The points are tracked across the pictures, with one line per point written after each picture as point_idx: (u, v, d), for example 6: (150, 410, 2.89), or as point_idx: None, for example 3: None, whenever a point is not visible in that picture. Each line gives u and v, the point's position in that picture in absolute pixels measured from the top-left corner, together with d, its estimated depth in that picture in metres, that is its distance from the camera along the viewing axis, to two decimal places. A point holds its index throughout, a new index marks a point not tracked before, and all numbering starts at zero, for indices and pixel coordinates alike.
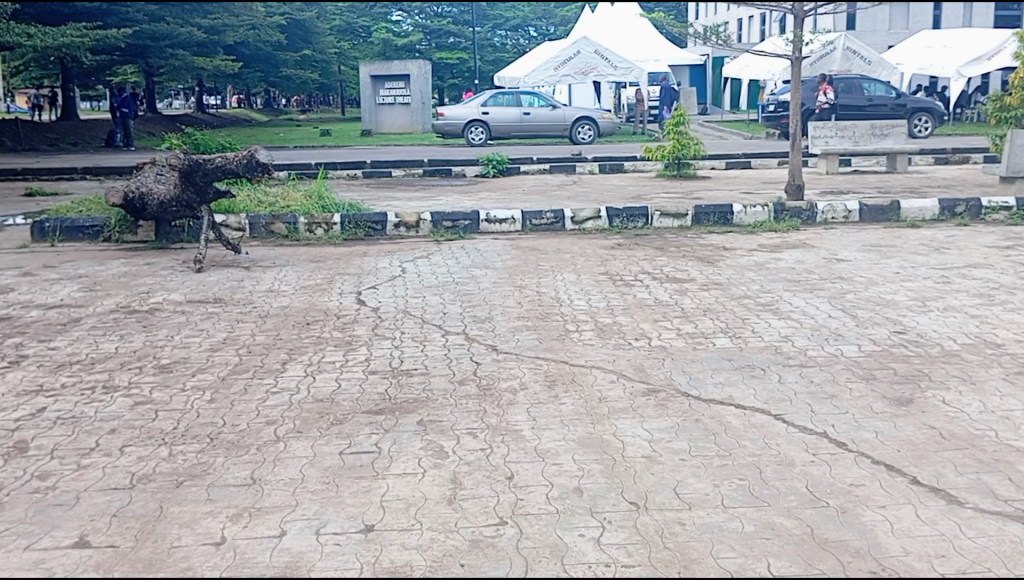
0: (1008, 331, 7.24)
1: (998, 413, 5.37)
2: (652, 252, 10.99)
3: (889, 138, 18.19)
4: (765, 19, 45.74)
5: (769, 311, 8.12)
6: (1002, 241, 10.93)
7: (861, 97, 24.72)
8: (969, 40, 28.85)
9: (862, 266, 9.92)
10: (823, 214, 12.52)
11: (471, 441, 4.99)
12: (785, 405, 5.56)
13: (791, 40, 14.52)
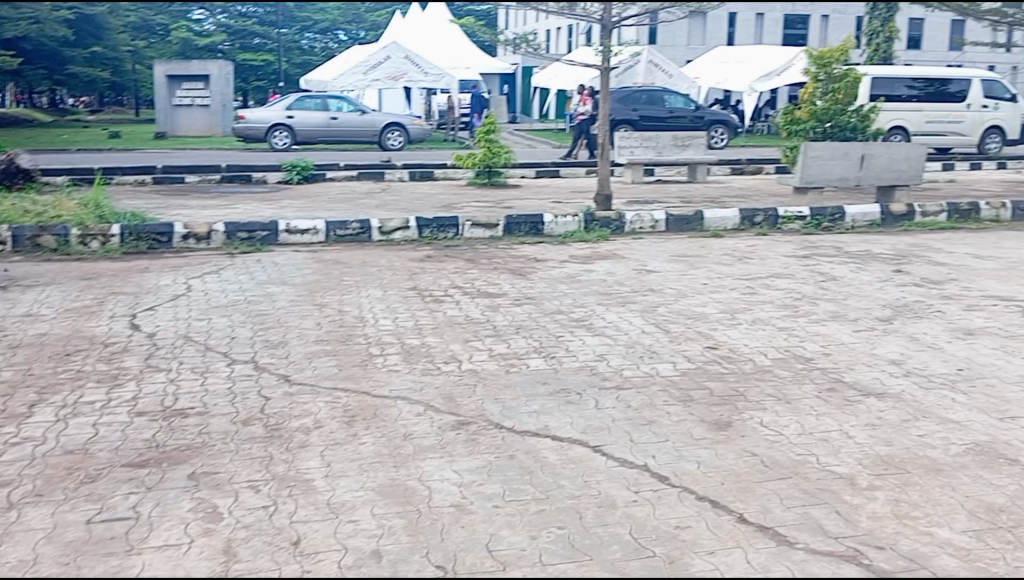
0: (816, 343, 7.26)
1: (816, 435, 5.44)
2: (462, 264, 10.57)
3: (690, 149, 18.74)
4: (573, 30, 46.77)
5: (583, 327, 7.84)
6: (799, 250, 11.27)
7: (663, 109, 25.40)
8: (759, 58, 30.43)
9: (672, 277, 9.90)
10: (630, 223, 12.53)
11: (252, 498, 4.36)
12: (603, 434, 5.42)
13: (600, 51, 14.50)
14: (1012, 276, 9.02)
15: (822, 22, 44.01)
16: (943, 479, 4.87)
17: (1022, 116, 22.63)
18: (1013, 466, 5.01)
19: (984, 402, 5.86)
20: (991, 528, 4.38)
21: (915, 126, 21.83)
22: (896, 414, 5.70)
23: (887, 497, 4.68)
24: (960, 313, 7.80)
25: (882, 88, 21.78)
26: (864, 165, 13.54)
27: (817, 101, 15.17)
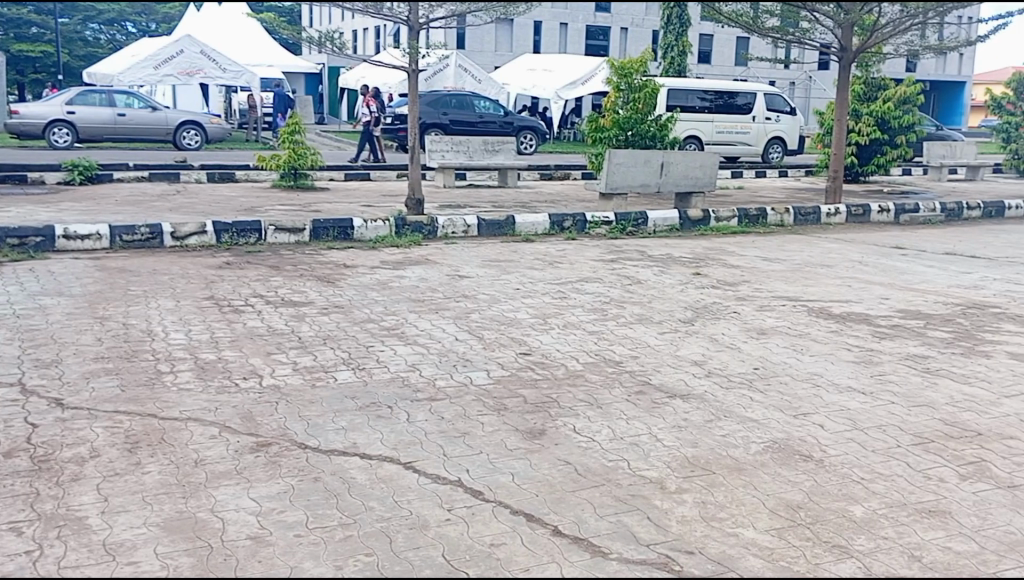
0: (625, 346, 7.29)
1: (627, 440, 5.39)
2: (266, 271, 9.98)
3: (500, 154, 18.83)
4: (380, 32, 46.25)
5: (394, 337, 7.52)
6: (605, 254, 11.44)
7: (472, 114, 25.40)
8: (565, 66, 31.16)
9: (483, 282, 9.77)
10: (442, 228, 12.34)
11: (11, 542, 3.80)
12: (414, 449, 5.15)
13: (406, 53, 14.22)
14: (800, 276, 9.47)
15: (621, 35, 46.01)
16: (746, 478, 4.78)
17: (799, 128, 24.38)
18: (808, 462, 4.86)
19: (779, 401, 5.76)
20: (790, 525, 4.25)
21: (708, 136, 22.98)
22: (701, 415, 5.68)
23: (694, 500, 4.60)
24: (753, 313, 7.96)
25: (677, 99, 22.79)
26: (664, 172, 14.00)
27: (619, 109, 15.59)
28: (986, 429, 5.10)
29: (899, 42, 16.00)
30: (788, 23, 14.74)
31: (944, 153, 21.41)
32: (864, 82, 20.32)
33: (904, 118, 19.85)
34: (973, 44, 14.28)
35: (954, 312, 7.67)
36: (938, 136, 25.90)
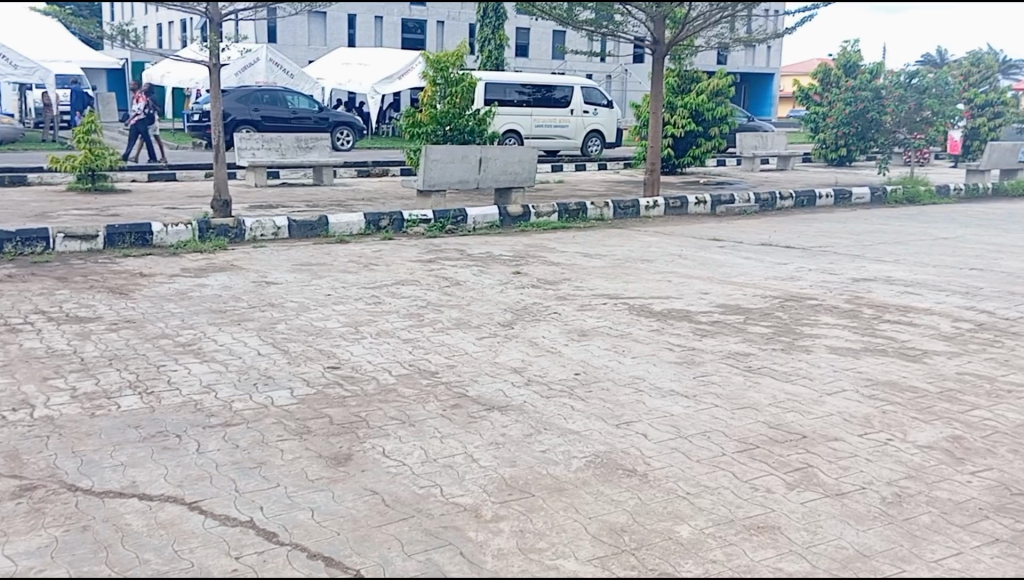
0: (441, 355, 6.64)
1: (440, 462, 4.71)
2: (50, 283, 8.84)
3: (314, 151, 17.92)
4: (185, 26, 43.83)
5: (190, 353, 6.67)
6: (423, 254, 10.88)
7: (286, 109, 24.23)
8: (381, 59, 30.42)
9: (293, 288, 9.00)
10: (250, 231, 11.44)
11: None
12: (204, 485, 4.48)
13: (206, 46, 13.07)
14: (621, 273, 9.25)
15: (438, 28, 45.39)
16: (567, 500, 4.22)
17: (617, 120, 24.66)
18: (631, 478, 4.40)
19: (601, 409, 5.34)
20: (614, 553, 3.76)
21: (527, 129, 22.93)
22: (520, 429, 5.08)
23: (512, 529, 4.00)
24: (574, 313, 7.62)
25: (496, 93, 22.87)
26: (482, 168, 13.61)
27: (436, 104, 15.09)
28: (811, 432, 4.89)
29: (710, 35, 16.29)
30: (601, 17, 14.56)
31: (756, 144, 22.26)
32: (678, 74, 20.73)
33: (716, 110, 20.34)
34: (779, 36, 14.65)
35: (773, 306, 7.61)
36: (749, 128, 26.94)
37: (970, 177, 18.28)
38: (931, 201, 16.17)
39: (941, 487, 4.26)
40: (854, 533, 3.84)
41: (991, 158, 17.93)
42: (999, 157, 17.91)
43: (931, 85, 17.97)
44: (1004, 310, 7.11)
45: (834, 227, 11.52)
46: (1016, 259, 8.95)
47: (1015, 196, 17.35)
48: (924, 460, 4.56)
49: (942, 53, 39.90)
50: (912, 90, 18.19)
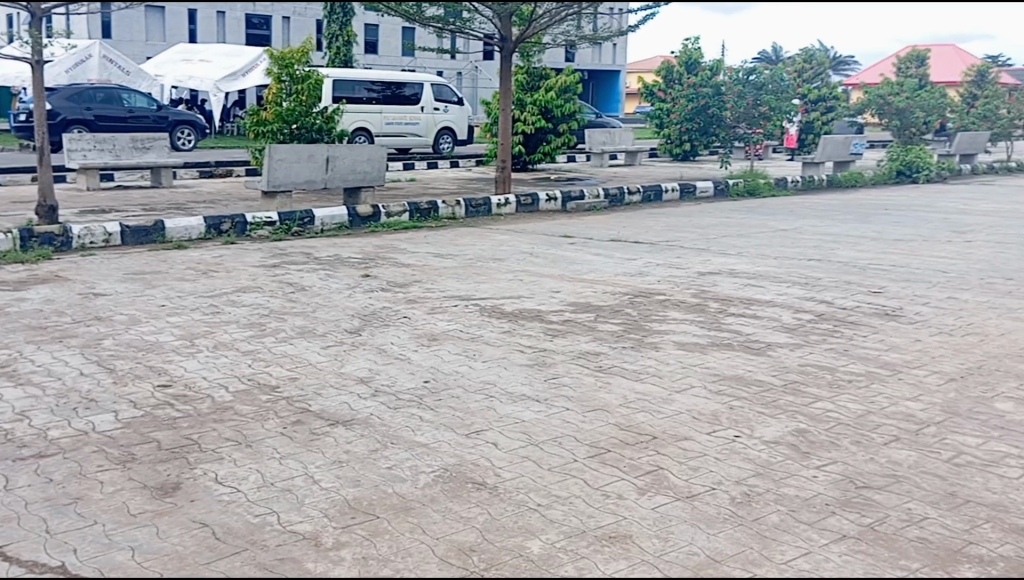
0: (283, 367, 6.10)
1: (278, 486, 4.25)
2: None
3: (152, 152, 16.90)
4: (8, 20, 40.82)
5: (3, 377, 5.97)
6: (267, 258, 10.36)
7: (122, 108, 22.86)
8: (223, 55, 29.16)
9: (123, 300, 8.32)
10: (78, 239, 10.58)
11: None
12: (9, 528, 3.87)
13: (26, 41, 11.97)
14: (472, 273, 9.07)
15: (284, 24, 43.99)
16: (413, 520, 3.92)
17: (468, 117, 24.54)
18: (480, 492, 4.18)
19: (450, 418, 5.09)
20: (464, 575, 3.49)
21: (377, 127, 22.49)
22: (364, 444, 4.73)
23: (353, 556, 3.64)
24: (423, 316, 7.37)
25: (343, 90, 22.15)
26: (330, 167, 13.16)
27: (282, 101, 14.45)
28: (660, 432, 4.86)
29: (557, 32, 16.36)
30: (448, 12, 14.38)
31: (604, 139, 22.59)
32: (526, 71, 20.75)
33: (565, 107, 20.53)
34: (623, 33, 14.85)
35: (623, 302, 7.61)
36: (598, 124, 27.34)
37: (805, 170, 19.11)
38: (770, 192, 16.81)
39: (788, 483, 4.29)
40: (705, 537, 3.78)
41: (825, 151, 18.84)
42: (832, 150, 18.86)
43: (769, 82, 18.82)
44: (841, 300, 7.34)
45: (680, 222, 11.70)
46: (849, 248, 9.31)
47: (847, 187, 18.24)
48: (772, 456, 4.60)
49: (776, 50, 41.74)
50: (750, 85, 18.99)
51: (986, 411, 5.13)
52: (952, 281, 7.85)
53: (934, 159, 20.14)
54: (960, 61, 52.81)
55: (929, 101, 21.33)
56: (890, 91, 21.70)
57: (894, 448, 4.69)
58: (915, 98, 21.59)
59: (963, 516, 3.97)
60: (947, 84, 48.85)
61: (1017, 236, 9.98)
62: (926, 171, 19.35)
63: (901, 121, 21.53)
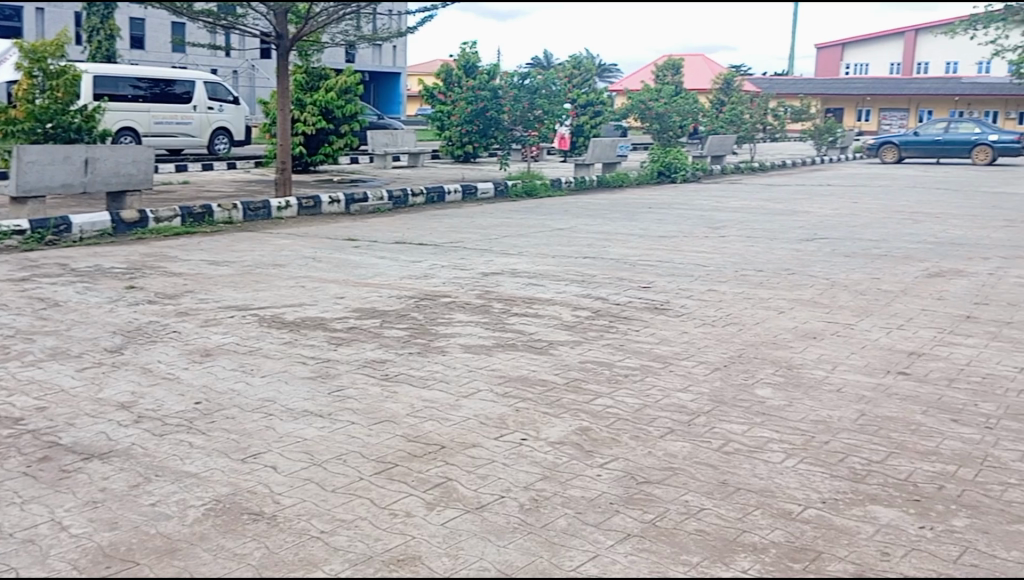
0: (30, 396, 5.46)
1: (19, 537, 3.76)
2: None
3: None
4: None
5: None
6: (15, 271, 9.35)
7: None
8: None
9: None
10: None
11: None
12: None
13: None
14: (249, 280, 8.61)
15: (35, 15, 40.44)
16: (179, 563, 3.57)
17: (244, 117, 23.48)
18: (257, 524, 3.89)
19: (223, 443, 4.73)
20: None
21: (144, 127, 21.02)
22: (123, 479, 4.29)
23: None
24: (195, 330, 6.87)
25: (105, 86, 20.43)
26: (88, 170, 12.06)
27: (34, 99, 13.13)
28: (448, 440, 4.86)
29: (335, 31, 15.94)
30: (221, 7, 13.54)
31: (387, 141, 22.42)
32: (306, 71, 20.18)
33: (346, 108, 20.15)
34: (403, 35, 14.69)
35: (408, 306, 7.46)
36: (380, 125, 27.02)
37: (576, 171, 19.69)
38: (547, 193, 17.21)
39: (573, 485, 4.39)
40: (495, 551, 3.72)
41: (593, 153, 19.52)
42: (600, 152, 19.58)
43: (541, 86, 19.23)
44: (615, 295, 7.47)
45: (464, 222, 11.73)
46: (619, 245, 9.56)
47: (614, 186, 19.04)
48: (557, 457, 4.69)
49: (549, 56, 43.15)
50: (525, 90, 19.35)
51: (748, 398, 5.33)
52: (711, 274, 8.14)
53: (689, 160, 21.44)
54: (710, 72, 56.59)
55: (684, 106, 22.67)
56: (650, 97, 22.88)
57: (670, 440, 4.83)
58: (672, 103, 22.86)
59: (735, 504, 4.13)
60: (699, 91, 52.69)
61: (763, 230, 10.64)
62: (683, 172, 20.55)
63: (660, 124, 22.83)
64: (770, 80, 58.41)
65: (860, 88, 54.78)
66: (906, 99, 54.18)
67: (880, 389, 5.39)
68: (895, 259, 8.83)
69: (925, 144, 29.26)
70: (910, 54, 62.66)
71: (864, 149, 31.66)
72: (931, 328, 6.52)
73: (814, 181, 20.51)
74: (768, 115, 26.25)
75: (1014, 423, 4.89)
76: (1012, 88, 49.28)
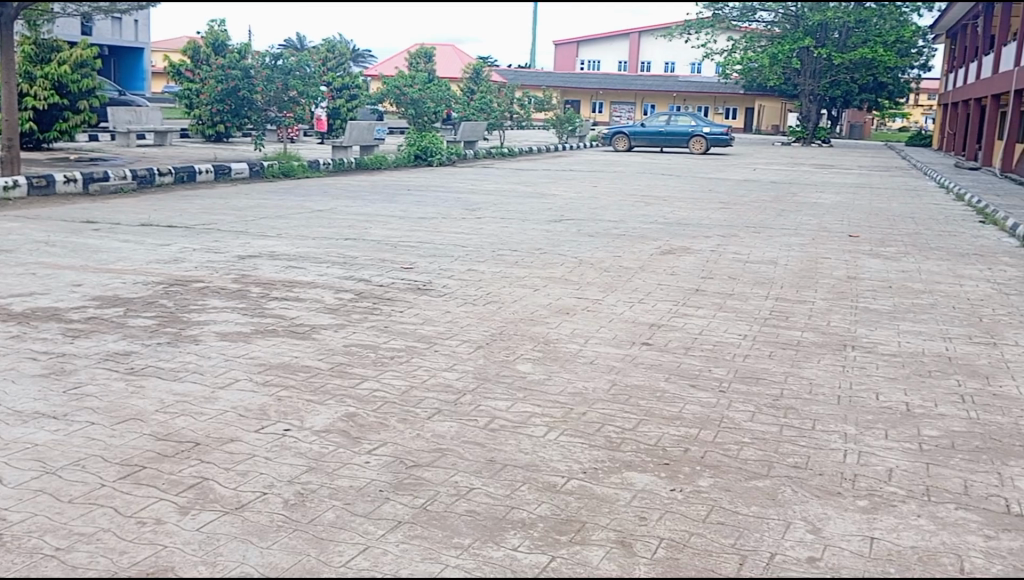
0: None
1: None
2: None
3: None
4: None
5: None
6: None
7: None
8: None
9: None
10: None
11: None
12: None
13: None
14: None
15: None
16: None
17: None
18: None
19: None
20: None
21: None
22: None
23: None
24: None
25: None
26: None
27: None
28: (205, 436, 4.50)
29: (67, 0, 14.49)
30: None
31: (130, 118, 20.81)
32: (34, 42, 18.21)
33: (82, 83, 18.48)
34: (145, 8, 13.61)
35: (156, 293, 6.88)
36: (122, 101, 25.03)
37: (334, 153, 19.15)
38: (305, 174, 16.56)
39: (340, 475, 4.20)
40: (259, 552, 3.48)
41: (352, 135, 19.01)
42: (358, 135, 19.07)
43: (295, 67, 18.18)
44: (378, 277, 7.24)
45: (218, 204, 11.06)
46: (381, 227, 9.29)
47: (373, 169, 18.67)
48: (322, 447, 4.48)
49: (300, 37, 42.35)
50: (278, 70, 18.16)
51: (511, 373, 5.27)
52: (469, 255, 7.98)
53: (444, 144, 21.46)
54: (459, 62, 57.36)
55: (438, 91, 22.42)
56: (405, 82, 22.58)
57: (437, 421, 4.74)
58: (426, 89, 22.61)
59: (503, 481, 4.11)
60: (451, 80, 52.98)
61: (517, 212, 10.68)
62: (439, 156, 20.57)
63: (415, 109, 22.57)
64: (515, 71, 59.83)
65: (592, 82, 57.42)
66: (632, 93, 57.87)
67: (628, 358, 5.41)
68: (632, 238, 8.97)
69: (650, 134, 31.23)
70: (635, 52, 66.83)
71: (598, 138, 33.41)
72: (667, 301, 6.59)
73: (558, 166, 21.23)
74: (516, 103, 26.83)
75: (744, 385, 4.96)
76: (721, 89, 55.52)
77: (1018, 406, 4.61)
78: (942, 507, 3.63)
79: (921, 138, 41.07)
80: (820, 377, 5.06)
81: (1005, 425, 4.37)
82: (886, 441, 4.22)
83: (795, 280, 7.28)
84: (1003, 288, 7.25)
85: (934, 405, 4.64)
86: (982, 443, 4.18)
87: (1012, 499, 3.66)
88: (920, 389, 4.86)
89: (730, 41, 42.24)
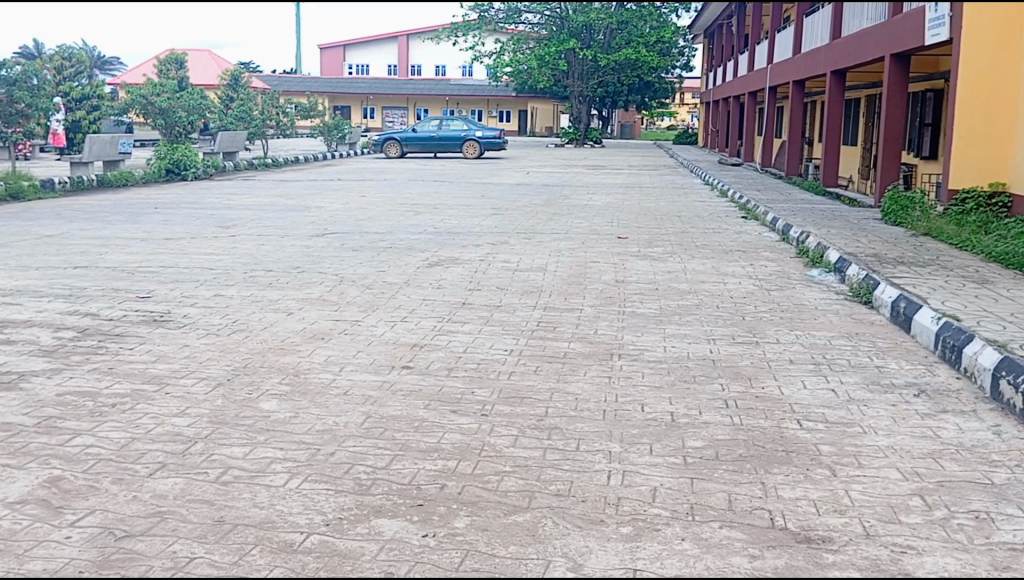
0: None
1: None
2: None
3: None
4: None
5: None
6: None
7: None
8: None
9: None
10: None
11: None
12: None
13: None
14: None
15: None
16: None
17: None
18: None
19: None
20: None
21: None
22: None
23: None
24: None
25: None
26: None
27: None
28: None
29: None
30: None
31: None
32: None
33: None
34: None
35: None
36: None
37: (75, 171, 17.22)
38: (37, 196, 14.93)
39: (33, 557, 3.43)
40: None
41: (91, 150, 17.31)
42: (99, 149, 17.43)
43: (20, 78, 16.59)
44: (108, 311, 6.36)
45: None
46: (119, 251, 8.31)
47: (118, 187, 17.22)
48: (13, 523, 3.68)
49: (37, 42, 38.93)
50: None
51: (252, 414, 4.64)
52: (218, 279, 7.24)
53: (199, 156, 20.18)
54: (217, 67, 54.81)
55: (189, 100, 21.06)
56: (150, 90, 20.90)
57: (160, 478, 4.05)
58: (177, 98, 21.14)
59: (230, 546, 3.49)
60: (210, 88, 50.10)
61: (276, 227, 9.95)
62: (194, 169, 19.33)
63: (166, 121, 21.07)
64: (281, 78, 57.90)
65: (363, 87, 56.67)
66: (404, 98, 57.32)
67: (384, 386, 4.93)
68: (399, 250, 8.52)
69: (422, 140, 30.96)
70: (405, 55, 66.71)
71: (371, 145, 32.74)
72: (432, 317, 6.18)
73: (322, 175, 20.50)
74: (279, 110, 25.56)
75: (507, 407, 4.60)
76: (492, 91, 56.46)
77: (780, 408, 4.51)
78: (705, 527, 3.39)
79: (686, 136, 43.44)
80: (585, 391, 4.79)
81: (768, 430, 4.24)
82: (651, 457, 3.98)
83: (563, 287, 7.09)
84: (763, 285, 7.36)
85: (698, 413, 4.46)
86: (746, 451, 4.01)
87: (775, 511, 3.48)
88: (685, 397, 4.67)
89: (498, 43, 42.73)
